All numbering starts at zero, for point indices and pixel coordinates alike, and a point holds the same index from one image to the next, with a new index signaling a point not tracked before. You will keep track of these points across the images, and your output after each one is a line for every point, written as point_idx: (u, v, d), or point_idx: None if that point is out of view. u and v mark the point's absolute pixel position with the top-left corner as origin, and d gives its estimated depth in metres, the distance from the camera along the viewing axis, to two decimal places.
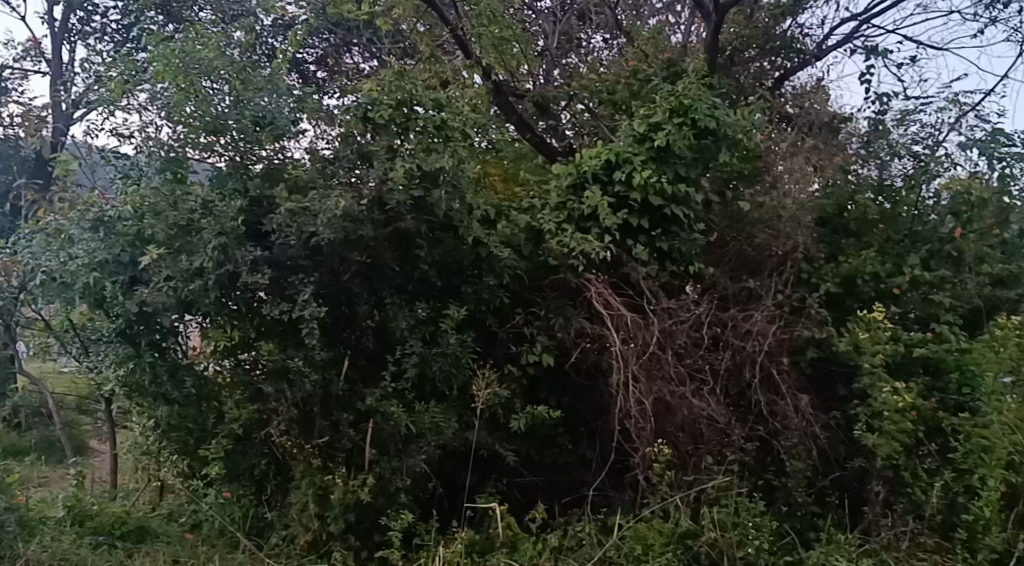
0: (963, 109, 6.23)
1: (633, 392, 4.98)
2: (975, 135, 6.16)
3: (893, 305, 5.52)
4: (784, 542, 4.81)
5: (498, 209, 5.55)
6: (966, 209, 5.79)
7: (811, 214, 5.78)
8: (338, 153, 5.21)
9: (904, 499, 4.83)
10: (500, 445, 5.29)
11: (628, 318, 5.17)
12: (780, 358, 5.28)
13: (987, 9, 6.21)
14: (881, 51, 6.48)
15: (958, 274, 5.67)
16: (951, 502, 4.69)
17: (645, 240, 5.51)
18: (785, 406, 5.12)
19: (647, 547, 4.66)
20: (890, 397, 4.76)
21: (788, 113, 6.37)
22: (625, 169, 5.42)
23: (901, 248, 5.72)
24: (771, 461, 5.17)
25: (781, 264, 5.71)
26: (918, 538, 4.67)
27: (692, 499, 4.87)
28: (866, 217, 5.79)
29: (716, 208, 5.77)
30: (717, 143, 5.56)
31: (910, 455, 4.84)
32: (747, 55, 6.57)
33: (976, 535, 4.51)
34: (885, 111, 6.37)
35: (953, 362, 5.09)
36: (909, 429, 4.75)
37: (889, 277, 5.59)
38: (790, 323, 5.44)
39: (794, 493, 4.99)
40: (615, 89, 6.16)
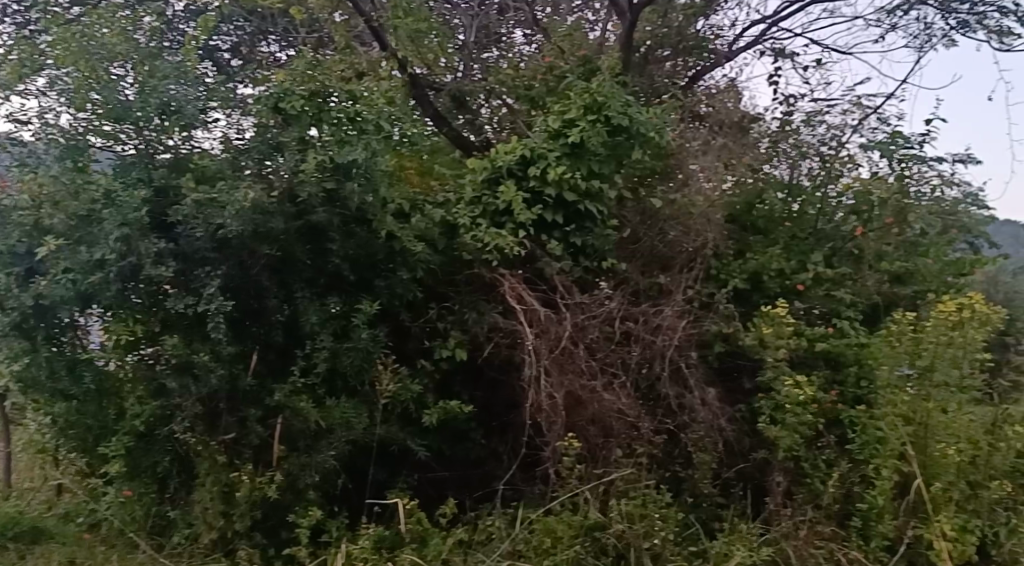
0: (865, 112, 6.43)
1: (545, 386, 5.02)
2: (876, 137, 6.36)
3: (797, 301, 5.72)
4: (689, 532, 4.92)
5: (412, 202, 5.47)
6: (866, 209, 6.03)
7: (721, 211, 5.93)
8: (250, 144, 5.12)
9: (803, 489, 4.98)
10: (411, 440, 5.27)
11: (540, 313, 5.21)
12: (688, 353, 5.41)
13: (888, 16, 6.40)
14: (788, 54, 6.63)
15: (859, 272, 5.87)
16: (848, 491, 4.88)
17: (559, 236, 5.55)
18: (692, 400, 5.24)
19: (556, 539, 4.67)
20: (791, 390, 4.97)
21: (700, 112, 6.41)
22: (540, 165, 5.47)
23: (806, 245, 5.94)
24: (679, 454, 5.26)
25: (691, 261, 5.80)
26: (815, 526, 4.80)
27: (601, 491, 4.93)
28: (773, 215, 6.04)
29: (629, 204, 5.87)
30: (631, 141, 5.59)
31: (810, 447, 5.03)
32: (662, 54, 6.65)
33: (869, 523, 4.72)
34: (792, 112, 6.51)
35: (852, 357, 5.32)
36: (809, 422, 4.94)
37: (793, 274, 5.78)
38: (698, 318, 5.58)
39: (700, 485, 5.09)
40: (532, 86, 6.22)
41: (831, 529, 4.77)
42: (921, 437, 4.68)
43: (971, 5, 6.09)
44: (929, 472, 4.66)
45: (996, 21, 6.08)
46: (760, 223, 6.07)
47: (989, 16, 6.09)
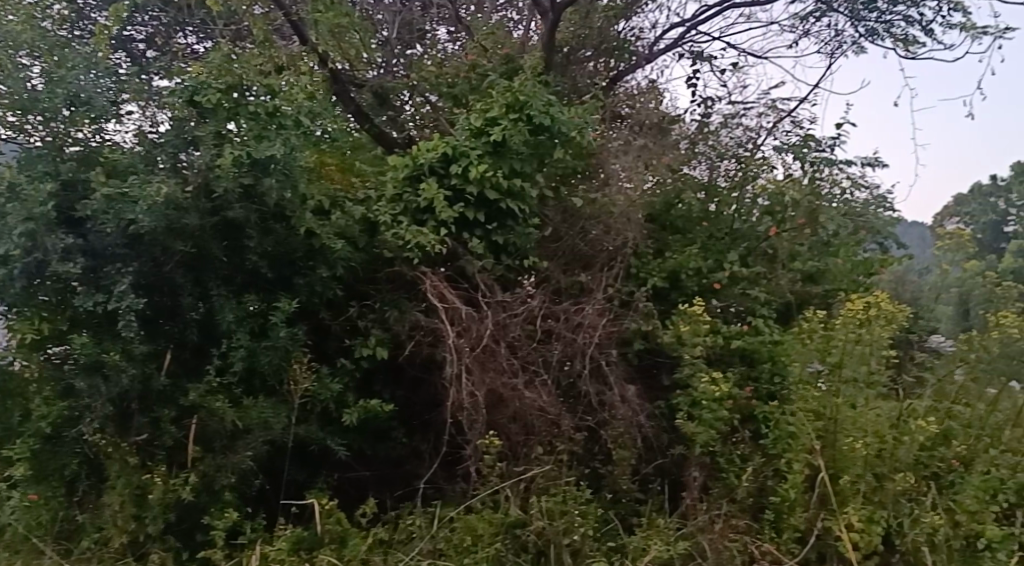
0: (779, 115, 6.60)
1: (466, 384, 5.02)
2: (790, 140, 6.54)
3: (714, 299, 5.84)
4: (608, 528, 4.96)
5: (332, 199, 5.40)
6: (780, 209, 6.19)
7: (641, 210, 6.01)
8: (165, 137, 5.00)
9: (719, 484, 5.08)
10: (331, 440, 5.20)
11: (462, 311, 5.21)
12: (608, 351, 5.46)
13: (802, 22, 6.58)
14: (706, 57, 6.75)
15: (773, 271, 6.02)
16: (761, 485, 5.00)
17: (481, 234, 5.55)
18: (612, 396, 5.30)
19: (476, 537, 4.69)
20: (707, 386, 5.09)
21: (621, 113, 6.48)
22: (461, 162, 5.44)
23: (722, 244, 6.07)
24: (599, 451, 5.31)
25: (612, 260, 5.87)
26: (731, 520, 4.88)
27: (522, 489, 4.97)
28: (691, 214, 6.22)
29: (551, 203, 5.90)
30: (552, 139, 5.62)
31: (726, 442, 5.15)
32: (583, 55, 6.69)
33: (783, 515, 4.84)
34: (710, 115, 6.64)
35: (766, 353, 5.48)
36: (724, 417, 5.07)
37: (710, 273, 5.90)
38: (619, 316, 5.65)
39: (619, 481, 5.17)
40: (455, 83, 6.21)
41: (745, 522, 4.87)
42: (830, 431, 4.85)
43: (879, 14, 6.29)
44: (837, 465, 4.80)
45: (902, 30, 6.30)
46: (678, 223, 6.22)
47: (896, 25, 6.30)
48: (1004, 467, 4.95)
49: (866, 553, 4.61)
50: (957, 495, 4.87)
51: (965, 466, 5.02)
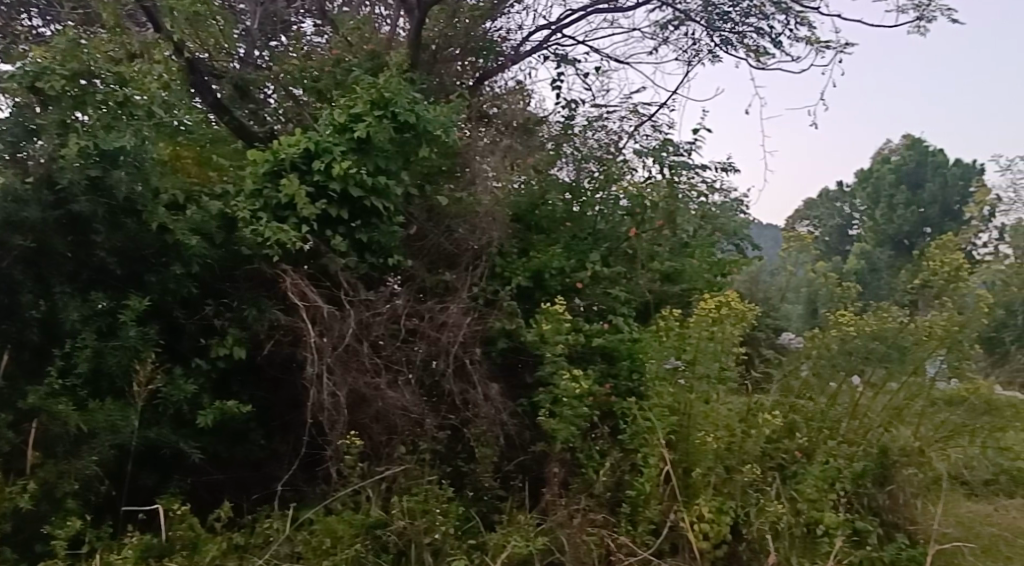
0: (640, 120, 6.79)
1: (327, 384, 4.96)
2: (649, 144, 6.74)
3: (576, 298, 5.95)
4: (470, 525, 4.99)
5: (188, 194, 5.23)
6: (639, 211, 6.36)
7: (506, 209, 6.07)
8: (3, 125, 4.74)
9: (578, 479, 5.19)
10: (184, 443, 5.00)
11: (324, 310, 5.12)
12: (473, 349, 5.48)
13: (663, 30, 6.76)
14: (571, 60, 6.82)
15: (632, 272, 6.21)
16: (618, 480, 5.14)
17: (345, 232, 5.45)
18: (476, 395, 5.32)
19: (336, 539, 4.65)
20: (569, 383, 5.16)
21: (486, 113, 6.55)
22: (325, 158, 5.32)
23: (585, 245, 6.18)
24: (462, 449, 5.36)
25: (476, 259, 5.90)
26: (589, 514, 4.99)
27: (384, 489, 4.94)
28: (554, 216, 6.29)
29: (416, 201, 5.79)
30: (417, 138, 5.59)
31: (585, 438, 5.26)
32: (449, 53, 6.60)
33: (638, 508, 4.99)
34: (573, 117, 6.76)
35: (625, 351, 5.61)
36: (584, 414, 5.17)
37: (573, 271, 5.98)
38: (483, 315, 5.68)
39: (481, 479, 5.21)
40: (320, 78, 6.08)
41: (603, 515, 4.98)
42: (684, 427, 5.05)
43: (733, 24, 6.55)
44: (690, 460, 5.00)
45: (753, 41, 6.58)
46: (543, 223, 6.27)
47: (748, 36, 6.58)
48: (840, 457, 5.34)
49: (716, 542, 4.82)
50: (798, 484, 5.15)
51: (806, 456, 5.33)
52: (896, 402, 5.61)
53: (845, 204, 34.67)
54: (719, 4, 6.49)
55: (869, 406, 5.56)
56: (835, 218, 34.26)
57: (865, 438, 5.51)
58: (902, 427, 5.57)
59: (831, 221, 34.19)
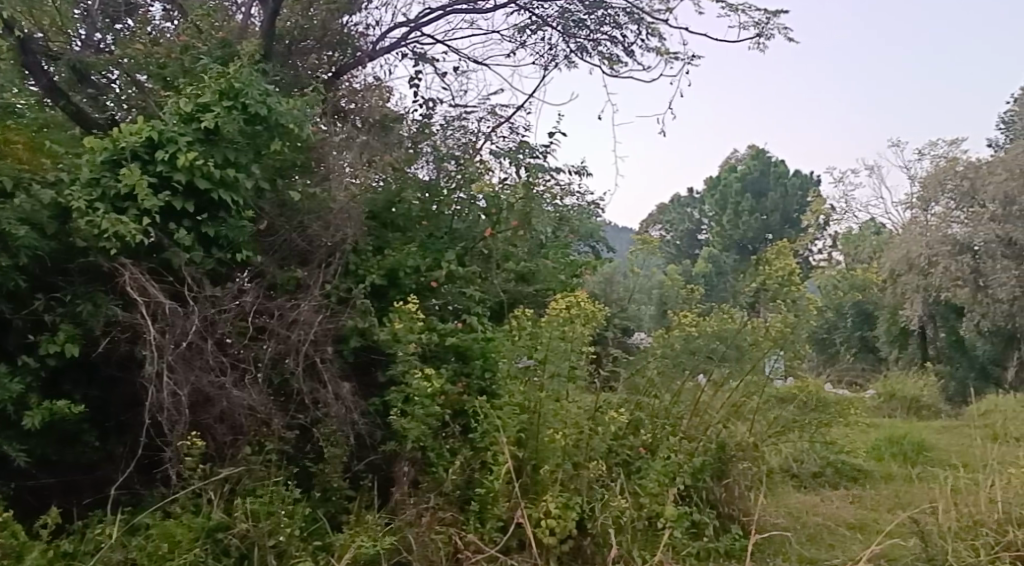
0: (497, 121, 6.85)
1: (168, 383, 4.76)
2: (506, 146, 6.82)
3: (431, 298, 5.93)
4: (316, 527, 4.92)
5: (16, 180, 4.89)
6: (495, 211, 6.42)
7: (363, 207, 5.92)
8: None
9: (428, 478, 5.19)
10: (8, 446, 4.69)
11: (166, 306, 4.90)
12: (324, 348, 5.38)
13: (521, 34, 6.82)
14: (430, 59, 6.74)
15: (487, 272, 6.25)
16: (468, 478, 5.17)
17: (189, 225, 5.20)
18: (326, 395, 5.25)
19: (174, 544, 4.47)
20: (421, 382, 5.13)
21: (343, 108, 6.47)
22: (168, 149, 5.06)
23: (440, 244, 6.17)
24: (311, 449, 5.32)
25: (330, 256, 5.73)
26: (438, 512, 5.00)
27: (226, 492, 4.81)
28: (411, 213, 6.21)
29: (268, 198, 5.56)
30: (269, 131, 5.45)
31: (437, 437, 5.26)
32: (305, 46, 6.46)
33: (486, 506, 5.03)
34: (431, 116, 6.76)
35: (478, 350, 5.64)
36: (435, 413, 5.16)
37: (428, 270, 5.95)
38: (336, 313, 5.58)
39: (330, 479, 5.13)
40: (166, 64, 5.88)
41: (451, 514, 5.00)
42: (533, 425, 5.12)
43: (588, 32, 6.69)
44: (538, 457, 5.11)
45: (608, 49, 6.74)
46: (398, 221, 6.18)
47: (603, 44, 6.73)
48: (679, 453, 5.57)
49: (561, 538, 4.87)
50: (642, 479, 5.32)
51: (649, 452, 5.52)
52: (733, 400, 6.02)
53: (695, 210, 36.09)
54: (575, 11, 6.65)
55: (709, 402, 5.92)
56: (686, 223, 35.72)
57: (705, 434, 5.78)
58: (738, 423, 5.97)
59: (682, 226, 35.57)
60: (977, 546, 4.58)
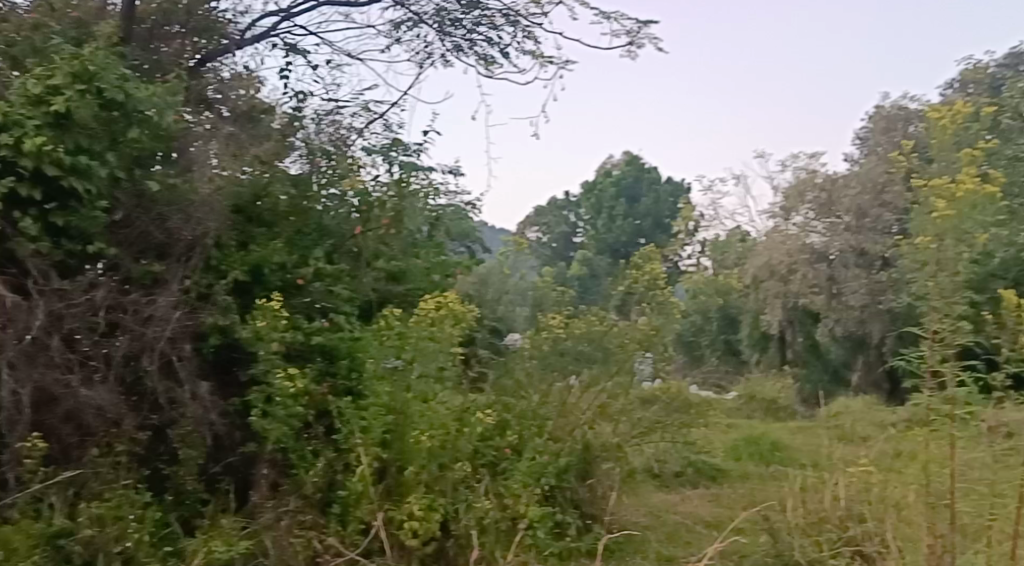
0: (371, 117, 6.75)
1: (7, 381, 4.47)
2: (378, 142, 6.73)
3: (296, 296, 5.78)
4: (167, 532, 4.79)
5: None
6: (367, 209, 6.25)
7: (228, 199, 5.65)
8: None
9: (288, 481, 5.10)
10: None
11: (7, 300, 4.61)
12: (182, 345, 5.20)
13: (396, 30, 6.74)
14: (301, 50, 6.55)
15: (357, 270, 6.14)
16: (330, 480, 5.06)
17: (36, 214, 4.94)
18: (182, 395, 5.06)
19: (9, 551, 4.20)
20: (282, 381, 4.99)
21: (208, 98, 6.14)
22: (13, 132, 4.72)
23: (308, 241, 6.04)
24: (165, 450, 5.12)
25: (190, 250, 5.51)
26: (298, 515, 4.95)
27: (70, 495, 4.59)
28: (278, 209, 5.97)
29: (124, 186, 5.26)
30: (126, 119, 5.16)
31: (298, 438, 5.12)
32: (170, 31, 6.10)
33: (349, 508, 4.94)
34: (301, 109, 6.60)
35: (345, 350, 5.47)
36: (299, 413, 5.01)
37: (294, 267, 5.81)
38: (195, 309, 5.39)
39: (184, 481, 5.00)
40: (14, 42, 5.48)
41: (312, 517, 4.95)
42: (400, 425, 5.08)
43: (465, 32, 6.68)
44: (404, 459, 5.04)
45: (483, 50, 6.74)
46: (265, 216, 5.95)
47: (479, 44, 6.73)
48: (545, 454, 5.61)
49: (425, 539, 4.86)
50: (507, 481, 5.30)
51: (516, 453, 5.50)
52: (600, 401, 6.08)
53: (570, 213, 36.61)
54: (452, 10, 6.61)
55: (576, 404, 5.97)
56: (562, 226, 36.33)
57: (570, 435, 5.88)
58: (603, 424, 6.07)
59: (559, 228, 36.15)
60: (820, 542, 4.85)
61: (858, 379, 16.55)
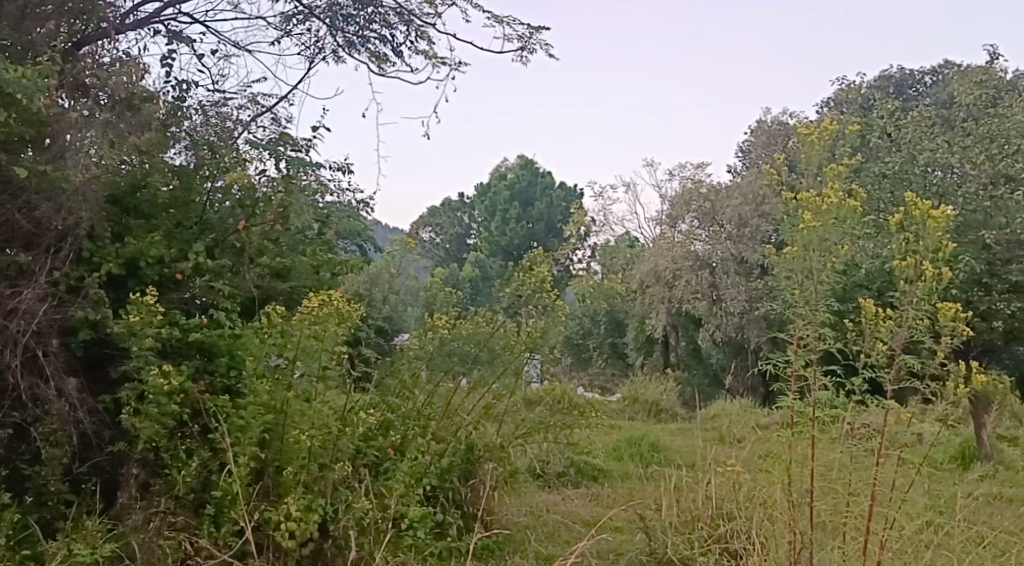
0: (258, 110, 6.64)
1: None
2: (264, 136, 6.63)
3: (173, 291, 5.60)
4: (26, 534, 4.59)
5: None
6: (250, 204, 6.13)
7: (104, 188, 5.42)
8: None
9: (160, 481, 4.93)
10: None
11: None
12: (48, 340, 5.00)
13: (286, 22, 6.62)
14: (186, 38, 6.36)
15: (239, 266, 5.98)
16: (205, 480, 4.96)
17: None
18: (47, 391, 4.89)
19: None
20: (156, 378, 4.80)
21: (83, 82, 5.74)
22: None
23: (189, 234, 5.82)
24: (26, 450, 4.93)
25: (61, 241, 5.28)
26: (169, 517, 4.79)
27: None
28: (157, 201, 5.79)
29: None
30: None
31: (172, 437, 4.95)
32: (44, 11, 5.68)
33: (222, 509, 4.80)
34: (183, 99, 6.42)
35: (225, 347, 5.29)
36: (172, 412, 4.85)
37: (173, 262, 5.59)
38: (65, 303, 5.15)
39: (47, 482, 4.79)
40: None
41: (184, 519, 4.81)
42: (279, 424, 4.97)
43: (357, 28, 6.62)
44: (282, 458, 4.95)
45: (376, 47, 6.70)
46: (142, 208, 5.74)
47: (371, 41, 6.67)
48: (427, 454, 5.61)
49: (301, 540, 4.78)
50: (387, 481, 5.28)
51: (398, 453, 5.50)
52: (485, 402, 6.13)
53: (466, 214, 36.71)
54: (344, 6, 6.55)
55: (461, 404, 6.01)
56: (455, 226, 36.42)
57: (454, 435, 5.87)
58: (489, 425, 6.08)
59: (453, 229, 36.22)
60: (691, 539, 4.99)
61: (734, 382, 16.97)
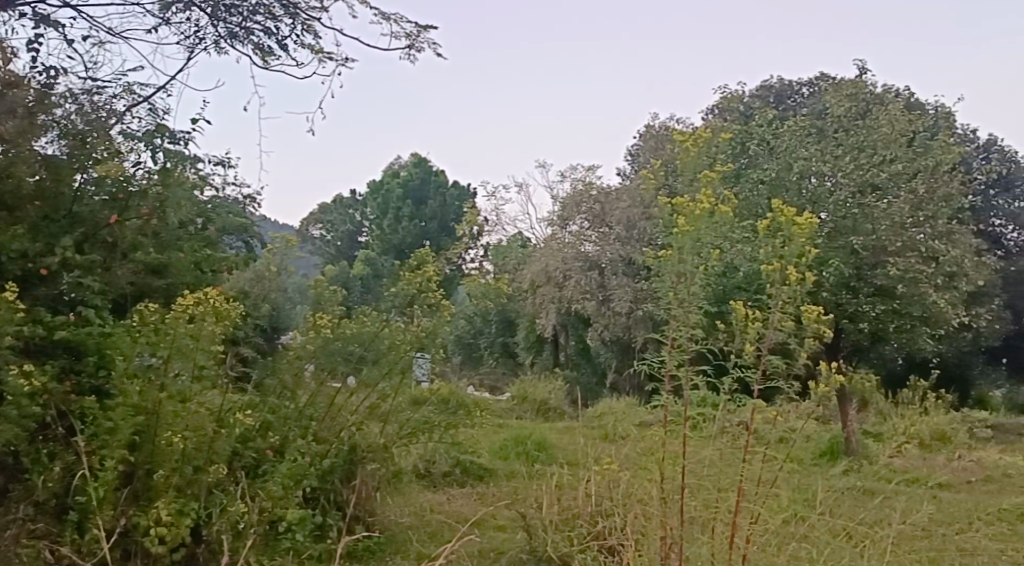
0: (133, 100, 6.41)
1: None
2: (139, 127, 6.38)
3: (40, 286, 5.39)
4: None
5: None
6: (124, 198, 5.86)
7: None
8: None
9: (20, 486, 4.73)
10: None
11: None
12: None
13: (163, 10, 6.39)
14: (55, 22, 6.06)
15: (110, 262, 5.74)
16: (68, 485, 4.73)
17: None
18: None
19: None
20: (16, 380, 4.53)
21: None
22: None
23: (57, 229, 5.58)
24: None
25: None
26: (28, 524, 4.59)
27: None
28: (20, 193, 5.46)
29: None
30: None
31: (34, 440, 4.78)
32: None
33: (86, 516, 4.60)
34: (52, 85, 6.13)
35: (94, 346, 5.06)
36: (33, 414, 4.60)
37: (39, 256, 5.36)
38: None
39: None
40: None
41: (46, 526, 4.60)
42: (152, 425, 4.73)
43: (239, 19, 6.46)
44: (154, 461, 4.73)
45: (260, 40, 6.55)
46: (6, 201, 5.45)
47: (255, 33, 6.54)
48: (308, 455, 5.54)
49: (172, 545, 4.62)
50: (264, 483, 5.15)
51: (277, 454, 5.40)
52: (370, 402, 5.97)
53: (354, 213, 36.39)
54: None
55: (344, 404, 5.87)
56: (346, 224, 35.96)
57: (338, 436, 5.80)
58: (373, 425, 5.93)
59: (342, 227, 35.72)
60: (571, 537, 5.09)
61: (619, 381, 17.39)
